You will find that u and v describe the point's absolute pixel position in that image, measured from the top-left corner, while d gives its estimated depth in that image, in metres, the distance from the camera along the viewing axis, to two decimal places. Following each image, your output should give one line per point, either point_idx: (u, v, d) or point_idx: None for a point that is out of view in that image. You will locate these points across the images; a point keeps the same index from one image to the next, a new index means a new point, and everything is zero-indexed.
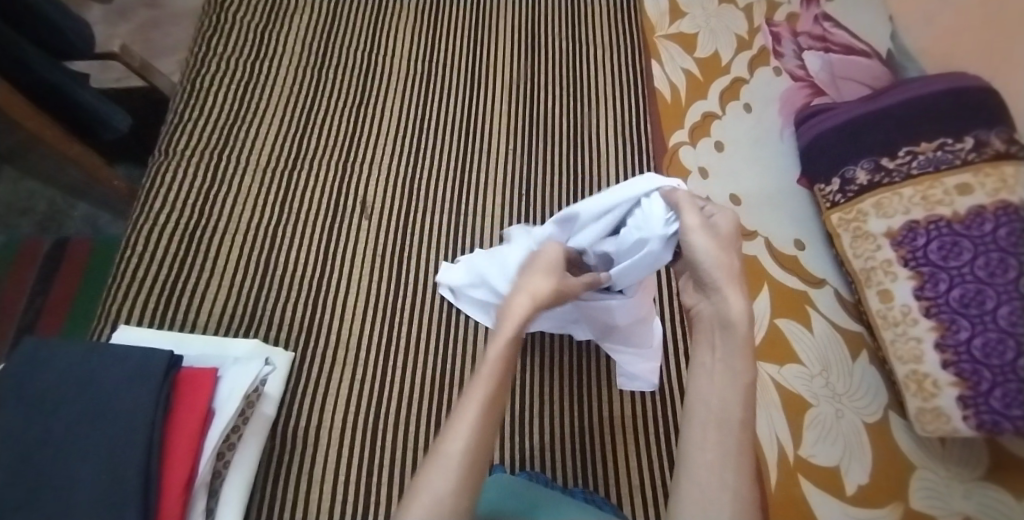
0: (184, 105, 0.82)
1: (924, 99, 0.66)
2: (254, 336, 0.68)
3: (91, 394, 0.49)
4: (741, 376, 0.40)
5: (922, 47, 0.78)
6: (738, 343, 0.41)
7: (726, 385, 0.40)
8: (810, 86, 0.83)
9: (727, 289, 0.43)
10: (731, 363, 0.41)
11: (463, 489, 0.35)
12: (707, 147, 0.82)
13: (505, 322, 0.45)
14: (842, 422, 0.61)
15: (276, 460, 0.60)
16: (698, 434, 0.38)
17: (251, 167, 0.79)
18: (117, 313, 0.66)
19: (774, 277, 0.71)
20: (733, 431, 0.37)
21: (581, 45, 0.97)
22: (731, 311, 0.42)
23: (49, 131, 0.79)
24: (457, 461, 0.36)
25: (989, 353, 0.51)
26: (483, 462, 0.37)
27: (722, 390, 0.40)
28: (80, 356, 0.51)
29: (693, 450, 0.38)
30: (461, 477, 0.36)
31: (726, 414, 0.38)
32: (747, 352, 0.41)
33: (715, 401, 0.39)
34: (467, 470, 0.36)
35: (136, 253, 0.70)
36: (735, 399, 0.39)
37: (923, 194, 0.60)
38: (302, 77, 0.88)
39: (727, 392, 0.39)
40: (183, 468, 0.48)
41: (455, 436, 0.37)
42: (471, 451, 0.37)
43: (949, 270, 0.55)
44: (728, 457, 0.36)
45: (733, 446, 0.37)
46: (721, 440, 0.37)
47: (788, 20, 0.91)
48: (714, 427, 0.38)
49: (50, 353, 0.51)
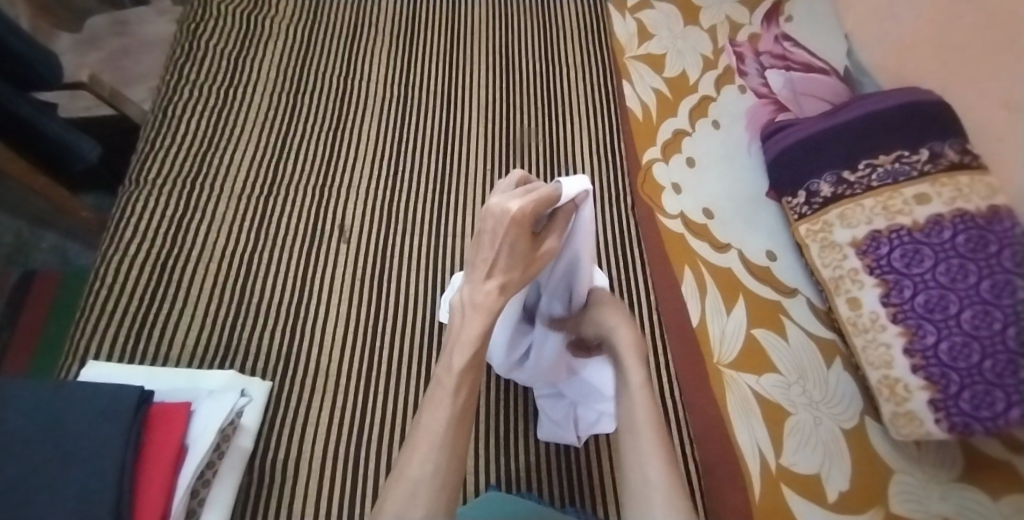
0: (155, 132, 0.81)
1: (880, 115, 0.69)
2: (231, 366, 0.66)
3: (56, 435, 0.48)
4: (633, 379, 0.48)
5: (877, 64, 0.81)
6: (625, 358, 0.50)
7: (631, 401, 0.47)
8: (774, 102, 0.85)
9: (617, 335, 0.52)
10: (626, 377, 0.49)
11: (436, 507, 0.39)
12: (679, 163, 0.84)
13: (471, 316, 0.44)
14: (820, 429, 0.62)
15: (256, 494, 0.58)
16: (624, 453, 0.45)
17: (226, 194, 0.78)
18: (86, 348, 0.64)
19: (749, 288, 0.73)
20: (645, 432, 0.45)
21: (554, 66, 0.99)
22: (624, 340, 0.51)
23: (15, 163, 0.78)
24: (428, 483, 0.39)
25: (955, 356, 0.53)
26: (455, 476, 0.41)
27: (629, 402, 0.47)
28: (43, 396, 0.49)
29: (625, 459, 0.45)
30: (433, 499, 0.39)
31: (634, 420, 0.46)
32: (637, 363, 0.49)
33: (628, 417, 0.46)
34: (438, 491, 0.39)
35: (106, 284, 0.68)
36: (641, 405, 0.46)
37: (884, 204, 0.63)
38: (277, 103, 0.88)
39: (631, 399, 0.47)
40: (158, 508, 0.46)
41: (420, 460, 0.40)
42: (438, 479, 0.40)
43: (913, 277, 0.57)
44: (648, 458, 0.43)
45: (648, 449, 0.44)
46: (639, 444, 0.44)
47: (750, 41, 0.95)
48: (632, 441, 0.45)
49: (8, 393, 0.49)
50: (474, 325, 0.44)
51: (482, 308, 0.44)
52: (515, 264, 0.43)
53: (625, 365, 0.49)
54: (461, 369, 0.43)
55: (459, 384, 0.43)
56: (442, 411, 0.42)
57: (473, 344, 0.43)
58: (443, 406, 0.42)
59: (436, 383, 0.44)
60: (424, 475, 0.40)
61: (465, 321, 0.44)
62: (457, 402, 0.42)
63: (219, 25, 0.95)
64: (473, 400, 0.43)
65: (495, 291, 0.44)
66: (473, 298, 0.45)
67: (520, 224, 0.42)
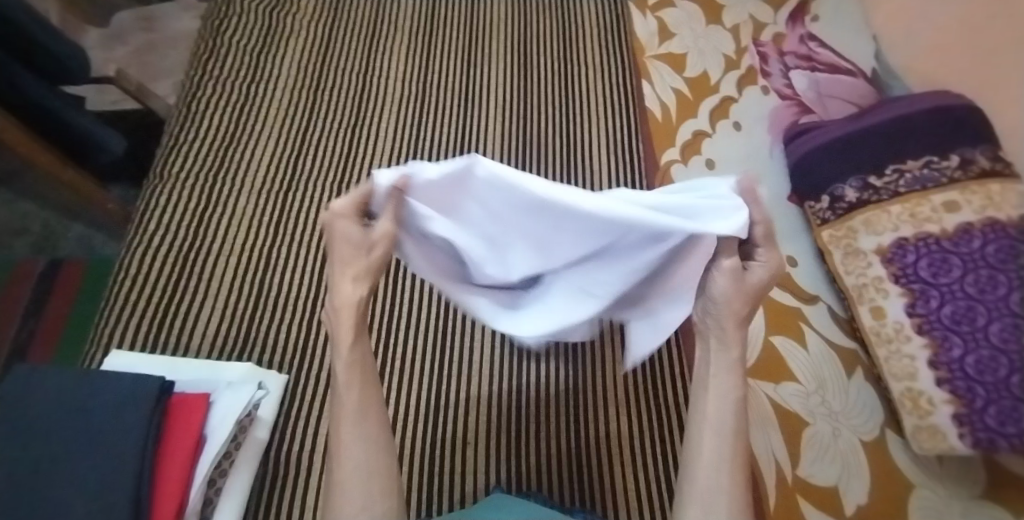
0: (179, 127, 0.83)
1: (910, 118, 0.67)
2: (247, 359, 0.67)
3: (77, 422, 0.49)
4: (730, 380, 0.42)
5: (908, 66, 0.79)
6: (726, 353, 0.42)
7: (720, 397, 0.41)
8: (798, 104, 0.84)
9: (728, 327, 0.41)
10: (720, 377, 0.42)
11: (373, 498, 0.39)
12: (699, 164, 0.82)
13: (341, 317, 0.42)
14: (839, 440, 0.61)
15: (269, 485, 0.59)
16: (697, 447, 0.40)
17: (247, 188, 0.79)
18: (110, 338, 0.65)
19: (768, 293, 0.72)
20: (729, 437, 0.40)
21: (573, 65, 0.98)
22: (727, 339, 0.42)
23: (42, 155, 0.80)
24: (358, 478, 0.39)
25: (982, 370, 0.51)
26: (384, 465, 0.41)
27: (717, 399, 0.41)
28: (67, 385, 0.51)
29: (694, 458, 0.40)
30: (371, 492, 0.39)
31: (722, 423, 0.40)
32: (738, 367, 0.42)
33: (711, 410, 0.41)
34: (372, 482, 0.39)
35: (129, 275, 0.70)
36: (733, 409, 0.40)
37: (912, 211, 0.61)
38: (298, 98, 0.89)
39: (722, 399, 0.41)
40: (176, 495, 0.47)
41: (348, 457, 0.40)
42: (367, 467, 0.40)
43: (940, 287, 0.56)
44: (721, 463, 0.39)
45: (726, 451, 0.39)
46: (718, 447, 0.39)
47: (775, 40, 0.93)
48: (710, 436, 0.40)
49: (37, 380, 0.51)
50: (347, 323, 0.41)
51: (349, 301, 0.41)
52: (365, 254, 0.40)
53: (725, 364, 0.42)
54: (346, 365, 0.42)
55: (356, 381, 0.42)
56: (343, 407, 0.41)
57: (347, 339, 0.42)
58: (345, 401, 0.41)
59: (332, 391, 0.43)
60: (357, 474, 0.39)
61: (333, 325, 0.42)
62: (354, 394, 0.42)
63: (243, 21, 0.96)
64: (370, 388, 0.43)
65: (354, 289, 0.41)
66: (333, 300, 0.42)
67: (338, 229, 0.39)
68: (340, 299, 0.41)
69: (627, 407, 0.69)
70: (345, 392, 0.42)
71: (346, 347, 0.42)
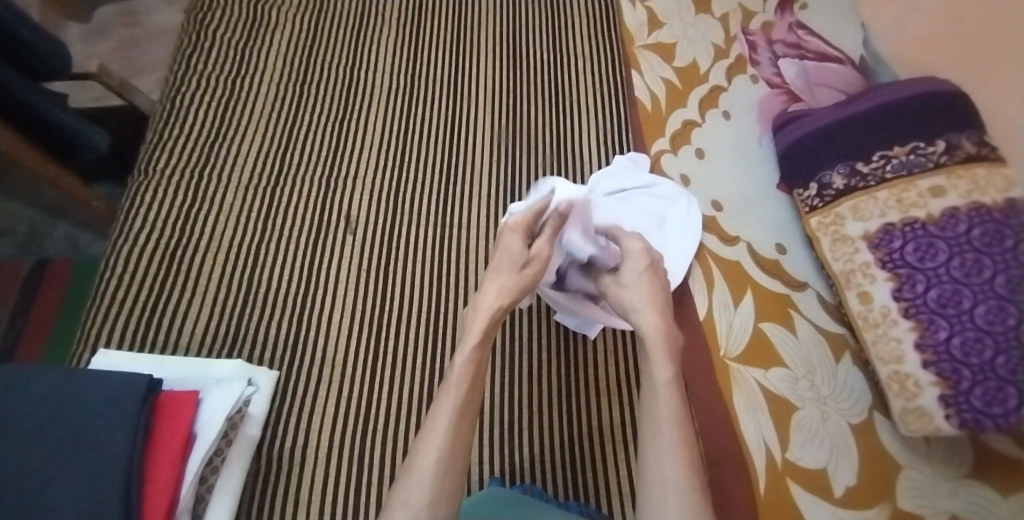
0: (164, 122, 0.82)
1: (897, 104, 0.67)
2: (239, 355, 0.67)
3: (66, 421, 0.48)
4: (660, 375, 0.55)
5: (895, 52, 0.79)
6: (652, 351, 0.56)
7: (656, 395, 0.54)
8: (787, 92, 0.84)
9: (641, 311, 0.59)
10: (651, 371, 0.55)
11: (438, 501, 0.46)
12: (689, 154, 0.83)
13: (478, 317, 0.57)
14: (828, 424, 0.62)
15: (263, 480, 0.59)
16: (646, 445, 0.52)
17: (233, 183, 0.78)
18: (97, 335, 0.65)
19: (758, 281, 0.72)
20: (666, 428, 0.52)
21: (562, 55, 0.98)
22: (645, 325, 0.58)
23: (26, 153, 0.79)
24: (430, 471, 0.46)
25: (968, 352, 0.52)
26: (459, 465, 0.48)
27: (655, 396, 0.54)
28: (54, 384, 0.50)
29: (645, 451, 0.52)
30: (437, 493, 0.46)
31: (658, 417, 0.53)
32: (664, 357, 0.55)
33: (651, 409, 0.54)
34: (441, 481, 0.46)
35: (116, 273, 0.69)
36: (667, 402, 0.53)
37: (898, 197, 0.62)
38: (284, 92, 0.88)
39: (657, 393, 0.54)
40: (167, 490, 0.47)
41: (428, 451, 0.48)
42: (443, 464, 0.47)
43: (926, 271, 0.56)
44: (665, 452, 0.50)
45: (670, 439, 0.51)
46: (658, 439, 0.51)
47: (763, 29, 0.93)
48: (652, 431, 0.52)
49: (19, 380, 0.50)
50: (478, 326, 0.56)
51: (485, 307, 0.57)
52: (513, 263, 0.59)
53: (652, 357, 0.56)
54: (464, 362, 0.54)
55: (462, 378, 0.52)
56: (449, 402, 0.51)
57: (476, 337, 0.55)
58: (451, 396, 0.51)
59: (445, 382, 0.54)
60: (428, 465, 0.47)
61: (473, 319, 0.57)
62: (462, 394, 0.51)
63: (226, 15, 0.95)
64: (474, 393, 0.52)
65: (496, 296, 0.57)
66: (477, 303, 0.58)
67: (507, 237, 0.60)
68: (485, 303, 0.57)
69: (619, 396, 0.69)
70: (457, 389, 0.52)
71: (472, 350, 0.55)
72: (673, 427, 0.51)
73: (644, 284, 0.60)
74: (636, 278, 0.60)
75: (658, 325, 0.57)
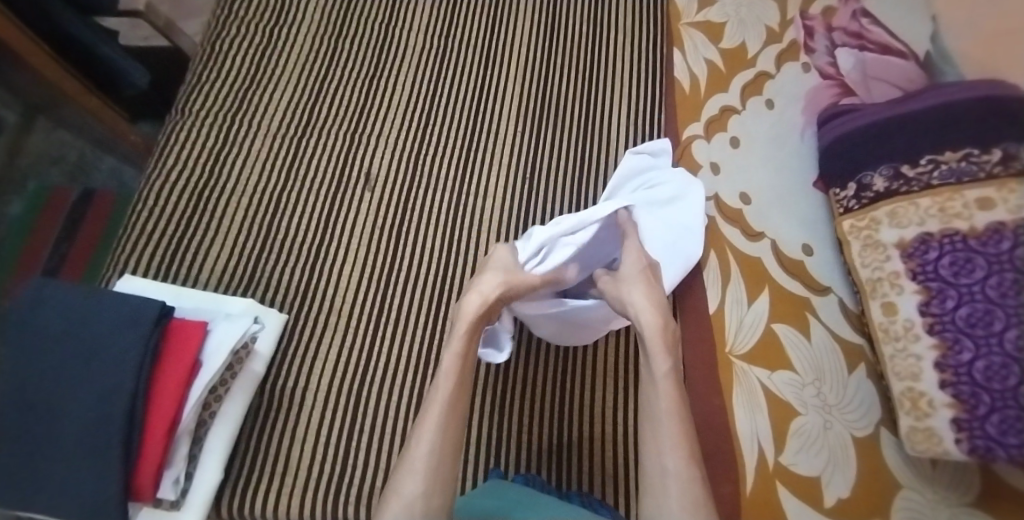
0: (204, 64, 0.84)
1: (953, 106, 0.62)
2: (252, 295, 0.70)
3: (79, 337, 0.52)
4: (659, 368, 0.55)
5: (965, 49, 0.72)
6: (650, 341, 0.57)
7: (653, 388, 0.55)
8: (840, 85, 0.78)
9: (644, 312, 0.58)
10: (652, 363, 0.56)
11: (431, 495, 0.48)
12: (722, 142, 0.79)
13: (461, 321, 0.59)
14: (829, 434, 0.59)
15: (262, 416, 0.62)
16: (647, 440, 0.53)
17: (263, 131, 0.80)
18: (125, 262, 0.69)
19: (777, 280, 0.69)
20: (665, 419, 0.52)
21: (601, 28, 0.94)
22: (649, 318, 0.58)
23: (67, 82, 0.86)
24: (424, 461, 0.49)
25: (990, 377, 0.49)
26: (451, 454, 0.51)
27: (653, 388, 0.55)
28: (70, 301, 0.53)
29: (647, 446, 0.52)
30: (428, 494, 0.48)
31: (656, 408, 0.53)
32: (664, 350, 0.56)
33: (651, 403, 0.54)
34: (431, 475, 0.49)
35: (147, 206, 0.72)
36: (665, 393, 0.54)
37: (941, 206, 0.57)
38: (320, 45, 0.89)
39: (657, 386, 0.54)
40: (171, 410, 0.51)
41: (421, 441, 0.51)
42: (435, 455, 0.50)
43: (959, 288, 0.53)
44: (665, 446, 0.51)
45: (667, 433, 0.51)
46: (658, 431, 0.52)
47: (824, 15, 0.86)
48: (651, 425, 0.53)
49: (37, 294, 0.53)
50: (462, 329, 0.58)
51: (476, 305, 0.59)
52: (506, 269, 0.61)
53: (652, 349, 0.56)
54: (450, 356, 0.56)
55: (452, 377, 0.55)
56: (440, 397, 0.54)
57: (461, 335, 0.58)
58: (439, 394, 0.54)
59: (437, 383, 0.55)
60: (421, 454, 0.50)
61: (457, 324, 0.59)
62: (451, 386, 0.54)
63: None
64: (462, 393, 0.54)
65: (480, 302, 0.59)
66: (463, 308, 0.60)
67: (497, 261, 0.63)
68: (468, 303, 0.59)
69: (616, 379, 0.69)
70: (446, 383, 0.55)
71: (454, 354, 0.57)
72: (672, 418, 0.52)
73: (646, 285, 0.60)
74: (630, 282, 0.61)
75: (658, 316, 0.58)
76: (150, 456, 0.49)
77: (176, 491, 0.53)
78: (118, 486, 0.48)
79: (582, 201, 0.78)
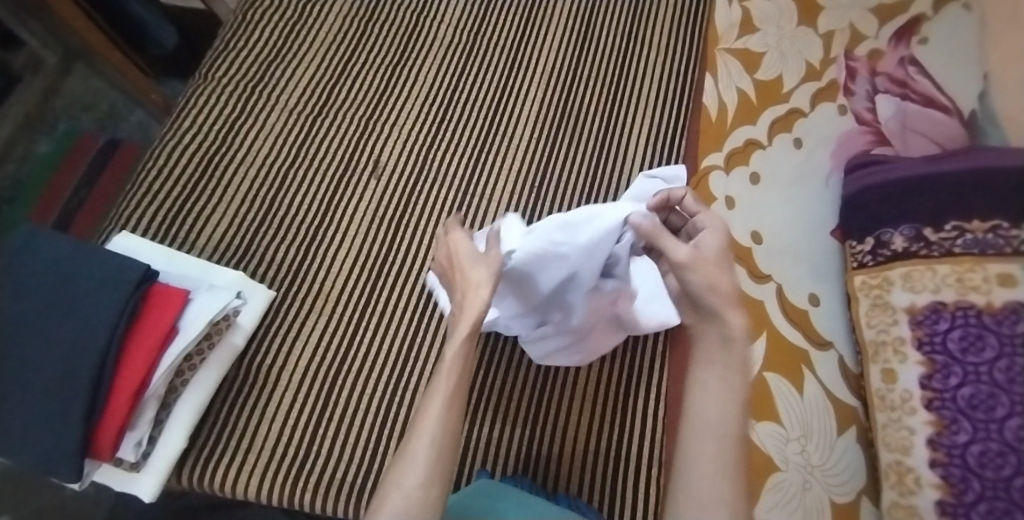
0: (233, 33, 0.85)
1: (989, 171, 0.54)
2: (244, 268, 0.70)
3: (59, 289, 0.53)
4: (735, 385, 0.42)
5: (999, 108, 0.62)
6: (730, 348, 0.43)
7: (718, 400, 0.42)
8: (875, 132, 0.72)
9: (728, 308, 0.44)
10: (723, 373, 0.43)
11: (429, 486, 0.40)
12: (742, 177, 0.75)
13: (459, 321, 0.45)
14: (807, 495, 0.56)
15: (235, 389, 0.63)
16: (696, 455, 0.41)
17: (280, 106, 0.81)
18: (129, 218, 0.71)
19: (777, 326, 0.65)
20: (725, 446, 0.41)
21: (634, 44, 0.92)
22: (733, 326, 0.43)
23: (94, 37, 0.90)
24: (423, 458, 0.41)
25: (984, 463, 0.45)
26: (451, 453, 0.42)
27: (717, 395, 0.43)
28: (56, 254, 0.54)
29: (691, 465, 0.41)
30: (429, 484, 0.40)
31: (717, 422, 0.42)
32: (740, 362, 0.43)
33: (711, 416, 0.42)
34: (434, 476, 0.40)
35: (157, 165, 0.74)
36: (732, 407, 0.42)
37: (959, 275, 0.51)
38: (349, 26, 0.89)
39: (722, 401, 0.42)
40: (138, 376, 0.51)
41: (421, 434, 0.42)
42: (437, 445, 0.41)
43: (965, 365, 0.48)
44: (722, 473, 0.40)
45: (728, 462, 0.40)
46: (715, 448, 0.41)
47: (870, 57, 0.79)
48: (705, 444, 0.41)
49: (30, 240, 0.55)
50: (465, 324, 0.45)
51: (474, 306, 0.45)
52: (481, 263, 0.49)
53: (733, 359, 0.43)
54: (450, 351, 0.45)
55: (452, 367, 0.44)
56: (439, 388, 0.44)
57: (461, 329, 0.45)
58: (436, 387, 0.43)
59: (434, 373, 0.45)
60: (422, 447, 0.41)
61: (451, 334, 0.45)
62: (450, 382, 0.44)
63: None
64: (464, 384, 0.44)
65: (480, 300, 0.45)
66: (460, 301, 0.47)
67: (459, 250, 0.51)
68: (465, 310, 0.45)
69: (593, 406, 0.67)
70: (445, 375, 0.44)
71: (458, 342, 0.45)
72: (734, 446, 0.41)
73: (722, 262, 0.47)
74: (707, 255, 0.47)
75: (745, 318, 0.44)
76: (115, 411, 0.50)
77: (135, 454, 0.54)
78: (78, 439, 0.49)
79: None
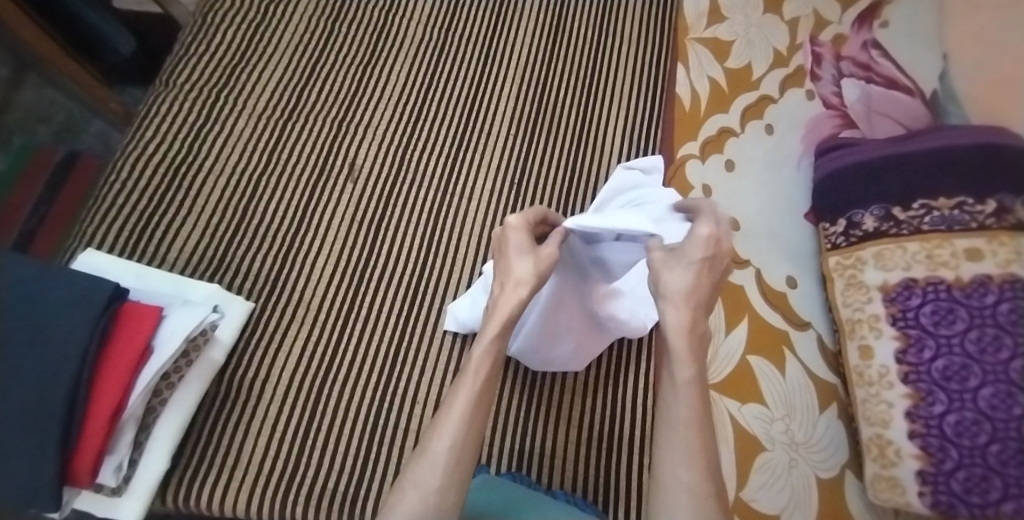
0: (193, 36, 0.82)
1: (952, 150, 0.55)
2: (219, 280, 0.68)
3: (20, 312, 0.51)
4: (681, 374, 0.44)
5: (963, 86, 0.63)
6: (677, 348, 0.45)
7: (674, 393, 0.44)
8: (842, 116, 0.72)
9: (674, 303, 0.46)
10: (673, 365, 0.45)
11: (447, 489, 0.40)
12: (716, 164, 0.76)
13: (493, 317, 0.48)
14: (793, 472, 0.58)
15: (218, 405, 0.61)
16: (659, 449, 0.43)
17: (247, 111, 0.78)
18: (91, 234, 0.68)
19: (758, 311, 0.67)
20: (682, 431, 0.42)
21: (606, 37, 0.92)
22: (678, 321, 0.46)
23: (44, 46, 0.86)
24: (441, 458, 0.41)
25: (961, 432, 0.45)
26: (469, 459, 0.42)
27: (675, 393, 0.44)
28: (15, 275, 0.52)
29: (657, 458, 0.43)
30: (448, 481, 0.41)
31: (676, 418, 0.43)
32: (689, 353, 0.45)
33: (668, 409, 0.44)
34: (452, 475, 0.41)
35: (120, 178, 0.71)
36: (686, 400, 0.43)
37: (929, 252, 0.53)
38: (315, 27, 0.87)
39: (675, 391, 0.44)
40: (112, 397, 0.49)
41: (441, 434, 0.43)
42: (457, 447, 0.42)
43: (938, 338, 0.49)
44: (685, 457, 0.41)
45: (690, 446, 0.41)
46: (674, 441, 0.42)
47: (835, 42, 0.80)
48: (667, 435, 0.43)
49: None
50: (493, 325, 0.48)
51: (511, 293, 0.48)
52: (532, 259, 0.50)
53: (677, 350, 0.45)
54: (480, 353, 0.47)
55: (478, 369, 0.46)
56: (462, 393, 0.45)
57: (491, 334, 0.47)
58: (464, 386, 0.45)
59: (462, 372, 0.47)
60: (441, 448, 0.42)
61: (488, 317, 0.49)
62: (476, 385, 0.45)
63: None
64: (491, 388, 0.46)
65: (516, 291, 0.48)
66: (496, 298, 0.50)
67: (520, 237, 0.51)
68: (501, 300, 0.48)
69: (583, 399, 0.68)
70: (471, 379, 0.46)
71: (486, 341, 0.47)
72: (690, 430, 0.42)
73: (696, 268, 0.46)
74: (676, 263, 0.47)
75: (688, 317, 0.46)
76: (89, 436, 0.48)
77: (116, 478, 0.52)
78: (52, 465, 0.47)
79: (566, 213, 0.76)
